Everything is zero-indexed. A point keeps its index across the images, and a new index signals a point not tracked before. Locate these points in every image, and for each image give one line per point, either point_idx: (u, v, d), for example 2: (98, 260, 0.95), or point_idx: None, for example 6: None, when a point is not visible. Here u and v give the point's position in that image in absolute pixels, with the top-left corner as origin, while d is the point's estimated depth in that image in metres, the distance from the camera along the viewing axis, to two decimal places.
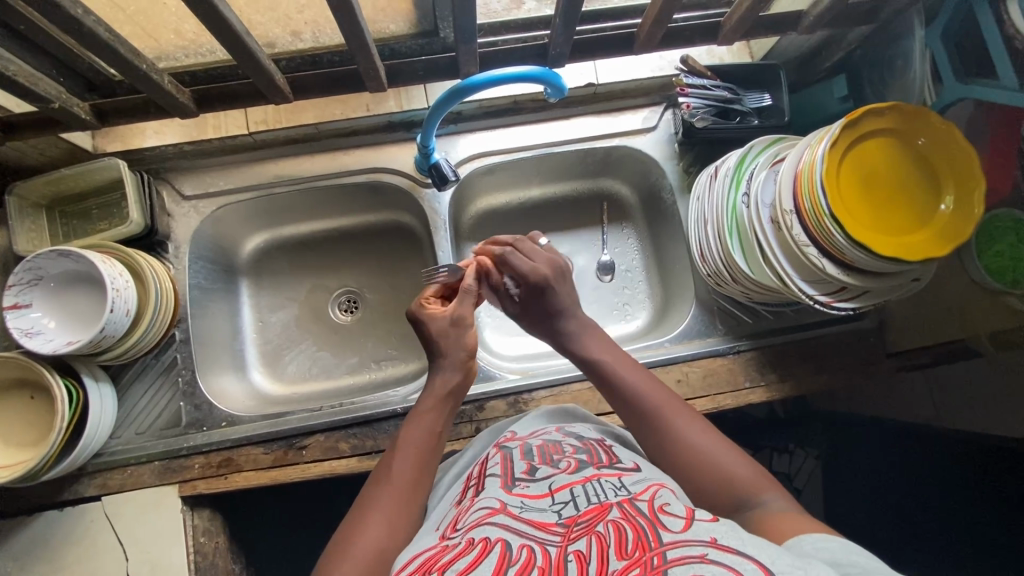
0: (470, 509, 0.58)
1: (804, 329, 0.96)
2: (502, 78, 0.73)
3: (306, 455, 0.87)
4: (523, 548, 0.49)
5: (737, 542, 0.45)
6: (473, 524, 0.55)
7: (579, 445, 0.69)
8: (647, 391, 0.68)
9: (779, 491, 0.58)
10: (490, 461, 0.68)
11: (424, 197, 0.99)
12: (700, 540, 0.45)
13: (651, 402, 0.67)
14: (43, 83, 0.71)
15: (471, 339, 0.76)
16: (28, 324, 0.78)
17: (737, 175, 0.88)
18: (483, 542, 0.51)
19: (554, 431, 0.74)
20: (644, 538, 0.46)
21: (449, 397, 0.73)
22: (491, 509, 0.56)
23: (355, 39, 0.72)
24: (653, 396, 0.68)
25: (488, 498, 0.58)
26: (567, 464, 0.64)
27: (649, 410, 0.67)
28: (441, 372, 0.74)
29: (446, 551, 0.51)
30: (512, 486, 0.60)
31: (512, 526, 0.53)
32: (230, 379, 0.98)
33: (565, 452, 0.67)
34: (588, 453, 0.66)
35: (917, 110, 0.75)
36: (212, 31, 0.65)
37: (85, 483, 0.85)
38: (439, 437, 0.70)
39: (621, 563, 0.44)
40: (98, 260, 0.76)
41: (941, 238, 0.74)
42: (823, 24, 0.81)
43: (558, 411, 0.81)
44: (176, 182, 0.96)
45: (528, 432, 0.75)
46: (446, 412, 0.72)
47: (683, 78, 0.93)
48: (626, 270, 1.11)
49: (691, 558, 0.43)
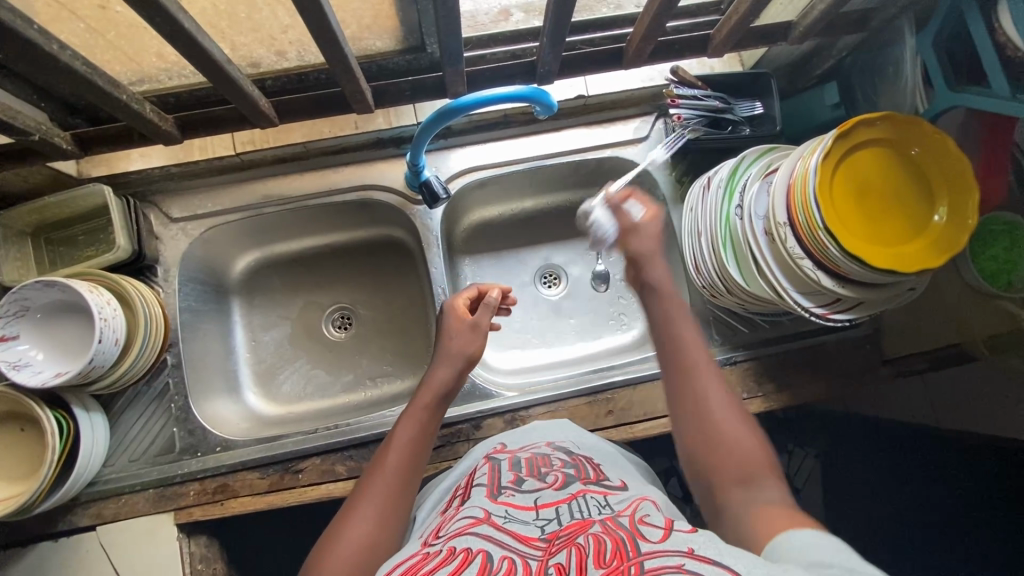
0: (453, 518, 0.58)
1: (798, 338, 0.96)
2: (489, 99, 0.72)
3: (303, 478, 0.86)
4: (504, 561, 0.48)
5: (714, 551, 0.45)
6: (456, 533, 0.54)
7: (568, 459, 0.69)
8: (691, 351, 0.67)
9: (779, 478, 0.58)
10: (479, 472, 0.68)
11: (415, 213, 0.98)
12: (677, 551, 0.45)
13: (689, 352, 0.67)
14: (23, 116, 0.69)
15: (473, 347, 0.78)
16: (15, 357, 0.77)
17: (729, 186, 0.87)
18: (463, 553, 0.50)
19: (544, 444, 0.74)
20: (623, 549, 0.46)
21: (443, 397, 0.75)
22: (474, 519, 0.56)
23: (338, 62, 0.71)
24: (693, 348, 0.67)
25: (472, 507, 0.58)
26: (555, 477, 0.63)
27: (682, 359, 0.66)
28: (440, 369, 0.76)
29: (427, 560, 0.50)
30: (498, 494, 0.61)
31: (495, 538, 0.52)
32: (224, 403, 0.97)
33: (553, 465, 0.67)
34: (576, 468, 0.66)
35: (907, 120, 0.74)
36: (191, 60, 0.63)
37: (79, 513, 0.84)
38: (428, 437, 0.71)
39: (599, 572, 0.44)
40: (84, 289, 0.75)
41: (934, 251, 0.73)
42: (814, 35, 0.80)
43: (554, 426, 0.81)
44: (163, 206, 0.95)
45: (518, 445, 0.75)
46: (439, 413, 0.74)
47: (674, 89, 0.92)
48: (620, 279, 1.10)
49: (669, 568, 0.43)
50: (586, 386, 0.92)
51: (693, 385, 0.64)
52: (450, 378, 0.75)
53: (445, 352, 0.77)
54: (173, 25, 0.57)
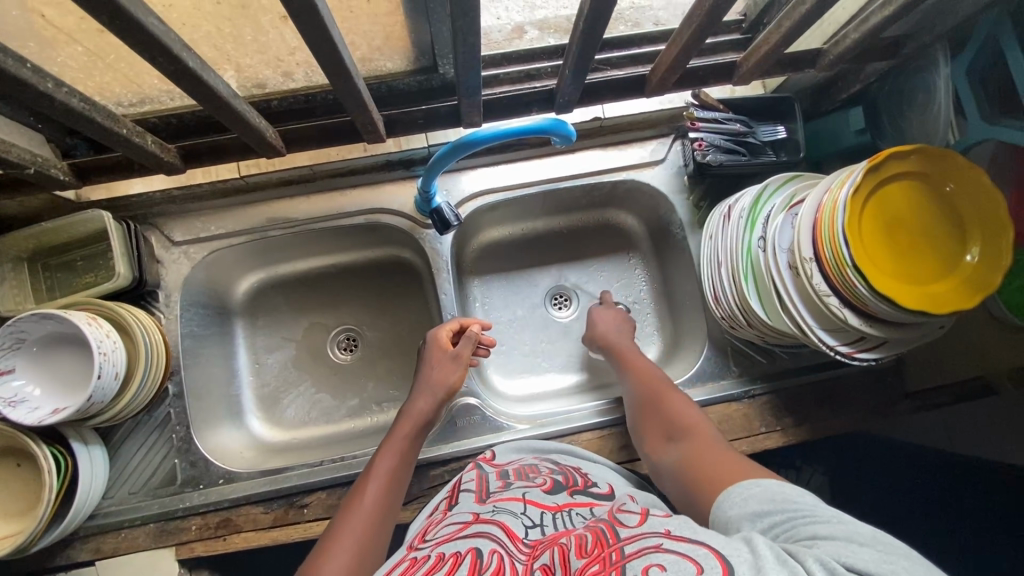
0: (441, 524, 0.60)
1: (818, 370, 0.93)
2: (507, 133, 0.69)
3: (308, 513, 0.84)
4: (493, 556, 0.50)
5: (689, 531, 0.46)
6: (445, 538, 0.55)
7: (556, 468, 0.72)
8: (634, 364, 0.86)
9: (708, 431, 0.71)
10: (465, 477, 0.72)
11: (425, 237, 0.95)
12: (655, 532, 0.46)
13: (627, 359, 0.88)
14: (17, 148, 0.66)
15: (456, 378, 0.83)
16: (11, 393, 0.74)
17: (751, 216, 0.85)
18: (452, 556, 0.51)
19: (530, 457, 0.77)
20: (604, 538, 0.47)
21: (423, 425, 0.79)
22: (463, 523, 0.58)
23: (349, 91, 0.68)
24: (631, 356, 0.88)
25: (461, 513, 0.60)
26: (544, 481, 0.67)
27: (627, 369, 0.87)
28: (421, 398, 0.81)
29: (416, 566, 0.51)
30: (486, 498, 0.64)
31: (483, 534, 0.54)
32: (227, 430, 0.95)
33: (540, 472, 0.70)
34: (564, 475, 0.69)
35: (944, 155, 0.71)
36: (195, 95, 0.60)
37: (77, 547, 0.82)
38: (407, 463, 0.74)
39: (581, 561, 0.44)
40: (82, 322, 0.72)
41: (966, 291, 0.70)
42: (844, 62, 0.77)
43: (554, 448, 0.80)
44: (165, 228, 0.92)
45: (505, 458, 0.78)
46: (417, 442, 0.78)
47: (695, 111, 0.89)
48: (632, 302, 1.08)
49: (648, 549, 0.44)
50: (600, 418, 0.90)
51: (639, 387, 0.82)
52: (429, 409, 0.80)
53: (427, 383, 0.82)
54: (178, 64, 0.54)
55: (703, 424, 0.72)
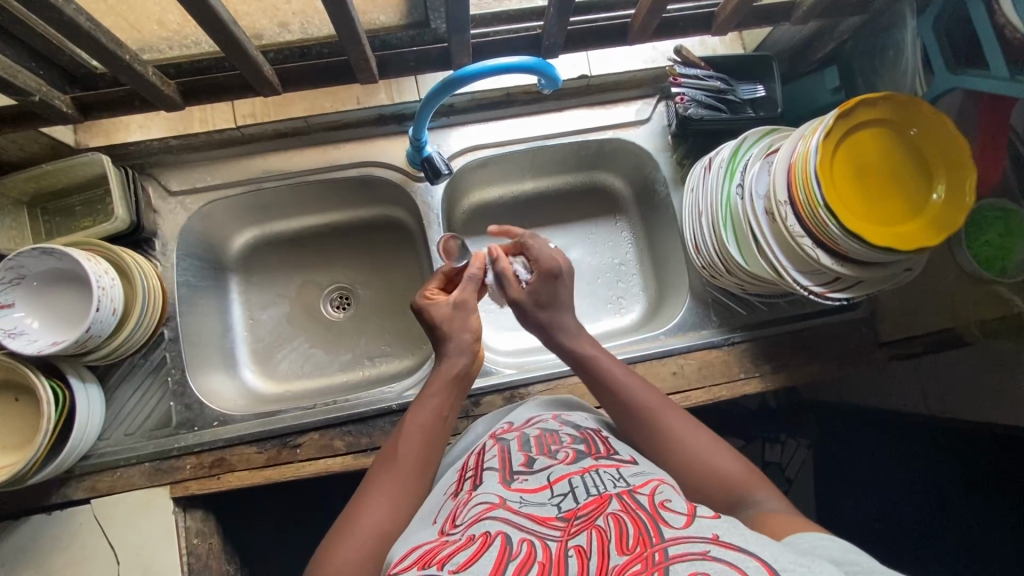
0: (467, 505, 0.56)
1: (794, 320, 0.96)
2: (494, 69, 0.73)
3: (301, 453, 0.86)
4: (523, 543, 0.48)
5: (739, 539, 0.45)
6: (472, 519, 0.53)
7: (577, 435, 0.67)
8: (639, 392, 0.69)
9: (769, 489, 0.59)
10: (488, 453, 0.66)
11: (416, 190, 0.98)
12: (702, 537, 0.45)
13: (643, 402, 0.68)
14: (22, 76, 0.70)
15: (475, 322, 0.76)
16: (10, 325, 0.77)
17: (730, 167, 0.88)
18: (482, 537, 0.49)
19: (551, 420, 0.72)
20: (645, 534, 0.46)
21: (456, 382, 0.72)
22: (490, 504, 0.54)
23: (345, 28, 0.71)
24: (639, 391, 0.69)
25: (486, 493, 0.56)
26: (566, 454, 0.62)
27: (636, 410, 0.67)
28: (448, 355, 0.73)
29: (444, 545, 0.50)
30: (510, 480, 0.59)
31: (512, 520, 0.51)
32: (221, 379, 0.97)
33: (563, 442, 0.65)
34: (586, 444, 0.64)
35: (905, 100, 0.75)
36: (197, 18, 0.64)
37: (73, 486, 0.84)
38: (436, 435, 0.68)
39: (623, 558, 0.44)
40: (82, 258, 0.75)
41: (932, 228, 0.74)
42: (814, 15, 0.83)
43: (555, 403, 0.79)
44: (162, 178, 0.95)
45: (523, 422, 0.74)
46: (455, 397, 0.72)
47: (677, 68, 0.93)
48: (619, 263, 1.10)
49: (694, 555, 0.43)
50: None
51: (667, 435, 0.64)
52: (466, 360, 0.73)
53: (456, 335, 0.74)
54: None
55: (757, 477, 0.60)
